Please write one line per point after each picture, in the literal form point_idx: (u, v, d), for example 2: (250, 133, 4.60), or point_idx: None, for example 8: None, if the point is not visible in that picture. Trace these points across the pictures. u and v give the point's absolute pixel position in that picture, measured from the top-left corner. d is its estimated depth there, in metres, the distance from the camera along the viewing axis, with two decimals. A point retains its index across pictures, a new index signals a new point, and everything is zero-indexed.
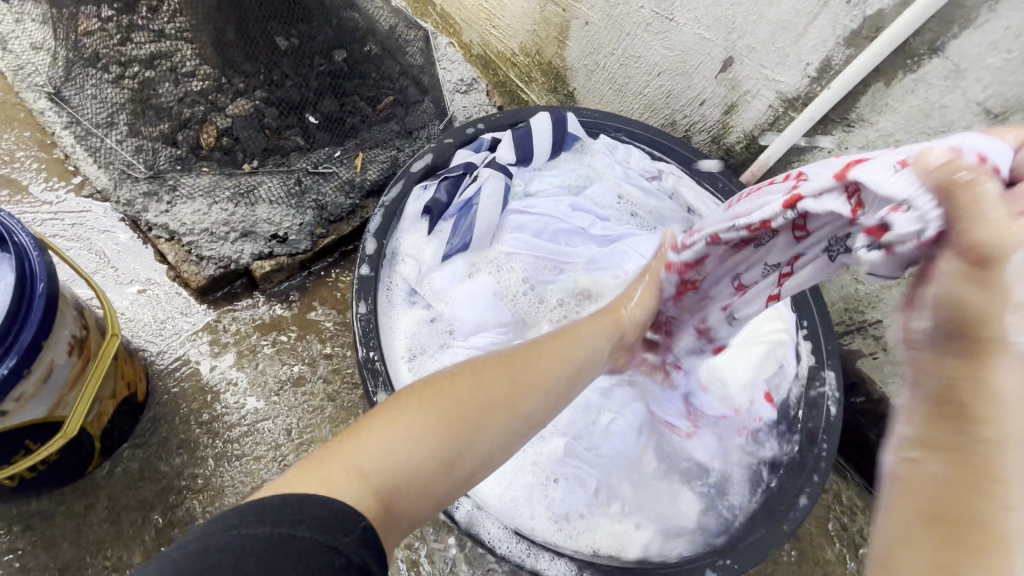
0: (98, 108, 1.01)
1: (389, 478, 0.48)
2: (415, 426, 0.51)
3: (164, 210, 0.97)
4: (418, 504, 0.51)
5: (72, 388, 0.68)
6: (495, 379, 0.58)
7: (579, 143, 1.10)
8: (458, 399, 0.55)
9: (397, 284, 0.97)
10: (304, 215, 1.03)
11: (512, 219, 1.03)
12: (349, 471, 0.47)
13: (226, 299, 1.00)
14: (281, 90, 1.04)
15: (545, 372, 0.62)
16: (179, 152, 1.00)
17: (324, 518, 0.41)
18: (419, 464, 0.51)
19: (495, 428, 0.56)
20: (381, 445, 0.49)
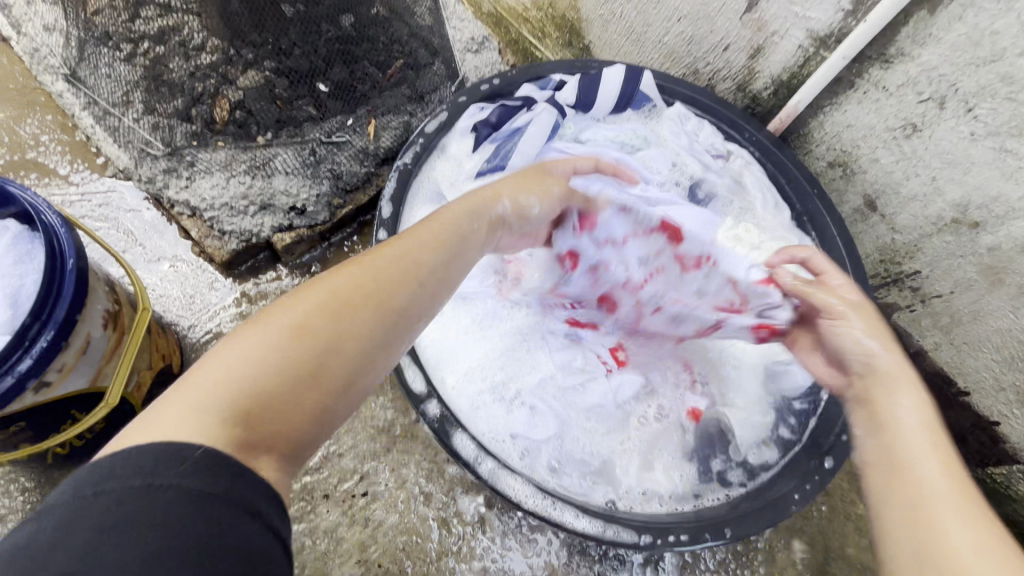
0: (113, 87, 1.01)
1: (243, 399, 0.43)
2: (242, 355, 0.45)
3: (185, 186, 0.98)
4: (295, 419, 0.45)
5: (110, 360, 0.71)
6: (320, 284, 0.50)
7: (651, 107, 1.06)
8: (310, 308, 0.48)
9: (425, 186, 0.97)
10: (321, 186, 1.02)
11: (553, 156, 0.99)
12: (172, 430, 0.40)
13: (250, 273, 1.02)
14: (290, 59, 1.01)
15: (381, 258, 0.54)
16: (194, 127, 1.00)
17: (185, 464, 0.39)
18: (272, 380, 0.44)
19: (357, 330, 0.49)
20: (217, 384, 0.43)
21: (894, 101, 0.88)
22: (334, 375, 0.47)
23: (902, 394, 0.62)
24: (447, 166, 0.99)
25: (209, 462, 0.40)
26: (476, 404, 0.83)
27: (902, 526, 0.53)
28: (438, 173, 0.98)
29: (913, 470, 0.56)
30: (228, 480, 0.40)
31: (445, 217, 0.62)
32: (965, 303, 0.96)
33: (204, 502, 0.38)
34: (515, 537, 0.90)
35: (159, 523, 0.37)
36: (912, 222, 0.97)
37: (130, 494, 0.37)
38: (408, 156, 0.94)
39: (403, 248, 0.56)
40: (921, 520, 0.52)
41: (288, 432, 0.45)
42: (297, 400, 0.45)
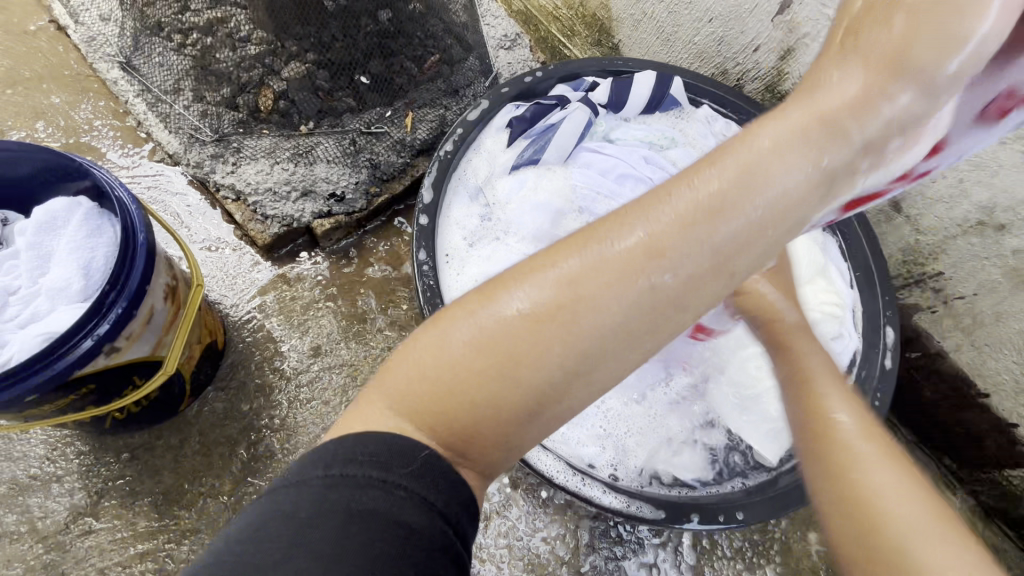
0: (165, 76, 1.06)
1: (429, 413, 0.44)
2: (427, 368, 0.44)
3: (230, 171, 1.03)
4: (494, 444, 0.45)
5: (169, 331, 0.75)
6: (555, 290, 0.43)
7: (679, 109, 1.08)
8: (498, 327, 0.43)
9: (467, 177, 0.99)
10: (359, 174, 1.07)
11: (583, 155, 1.03)
12: (388, 411, 0.45)
13: (290, 257, 1.06)
14: (331, 52, 1.02)
15: (579, 281, 0.43)
16: (240, 115, 1.05)
17: (382, 454, 0.41)
18: (459, 396, 0.43)
19: (546, 366, 0.43)
20: (443, 390, 0.44)
21: None
22: (513, 404, 0.43)
23: (840, 407, 0.60)
24: (482, 160, 1.00)
25: (427, 466, 0.42)
26: None
27: (822, 447, 0.57)
28: (473, 169, 1.00)
29: (850, 452, 0.55)
30: (410, 482, 0.41)
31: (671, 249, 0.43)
32: (988, 305, 0.97)
33: (389, 487, 0.40)
34: (540, 517, 0.94)
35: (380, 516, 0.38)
36: (937, 223, 0.98)
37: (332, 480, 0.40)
38: (448, 144, 0.95)
39: (640, 287, 0.43)
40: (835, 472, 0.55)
41: (477, 447, 0.45)
42: (485, 436, 0.44)
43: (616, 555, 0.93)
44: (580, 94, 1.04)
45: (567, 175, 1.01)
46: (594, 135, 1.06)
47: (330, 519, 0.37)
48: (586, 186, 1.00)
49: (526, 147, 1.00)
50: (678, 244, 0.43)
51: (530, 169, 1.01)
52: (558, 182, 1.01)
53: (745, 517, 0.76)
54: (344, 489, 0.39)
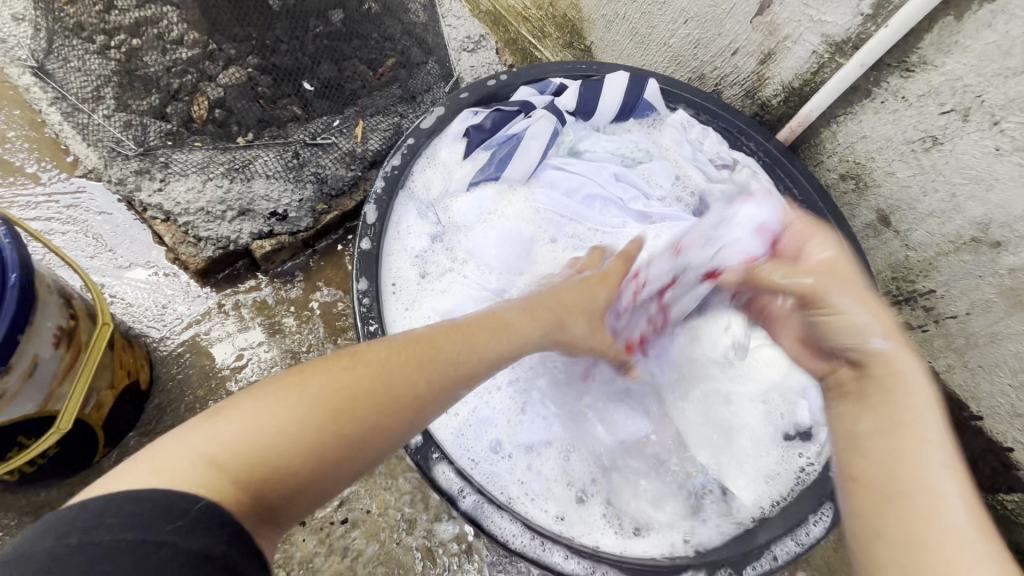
0: (84, 82, 0.95)
1: (249, 463, 0.42)
2: (263, 420, 0.43)
3: (157, 189, 0.92)
4: (295, 497, 0.44)
5: (63, 382, 0.64)
6: (393, 361, 0.51)
7: (653, 114, 0.99)
8: (344, 387, 0.47)
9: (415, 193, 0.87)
10: (304, 190, 0.96)
11: (548, 172, 0.92)
12: (195, 460, 0.41)
13: (229, 282, 0.96)
14: (274, 56, 0.98)
15: (419, 356, 0.53)
16: (169, 126, 0.94)
17: (150, 513, 0.36)
18: (292, 445, 0.43)
19: (380, 425, 0.48)
20: (293, 438, 0.43)
21: (914, 112, 0.83)
22: (349, 453, 0.46)
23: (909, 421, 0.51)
24: (436, 175, 0.90)
25: (200, 521, 0.37)
26: (458, 429, 0.76)
27: None
28: (424, 184, 0.89)
29: (918, 495, 0.45)
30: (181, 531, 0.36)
31: (466, 352, 0.57)
32: (982, 326, 0.90)
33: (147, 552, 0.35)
34: (505, 569, 0.85)
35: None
36: (928, 239, 0.92)
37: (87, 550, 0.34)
38: (394, 161, 0.84)
39: (442, 367, 0.54)
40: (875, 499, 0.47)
41: (288, 509, 0.44)
42: (299, 479, 0.44)
43: None
44: (546, 101, 0.93)
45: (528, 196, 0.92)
46: (560, 147, 0.95)
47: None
48: (550, 209, 0.91)
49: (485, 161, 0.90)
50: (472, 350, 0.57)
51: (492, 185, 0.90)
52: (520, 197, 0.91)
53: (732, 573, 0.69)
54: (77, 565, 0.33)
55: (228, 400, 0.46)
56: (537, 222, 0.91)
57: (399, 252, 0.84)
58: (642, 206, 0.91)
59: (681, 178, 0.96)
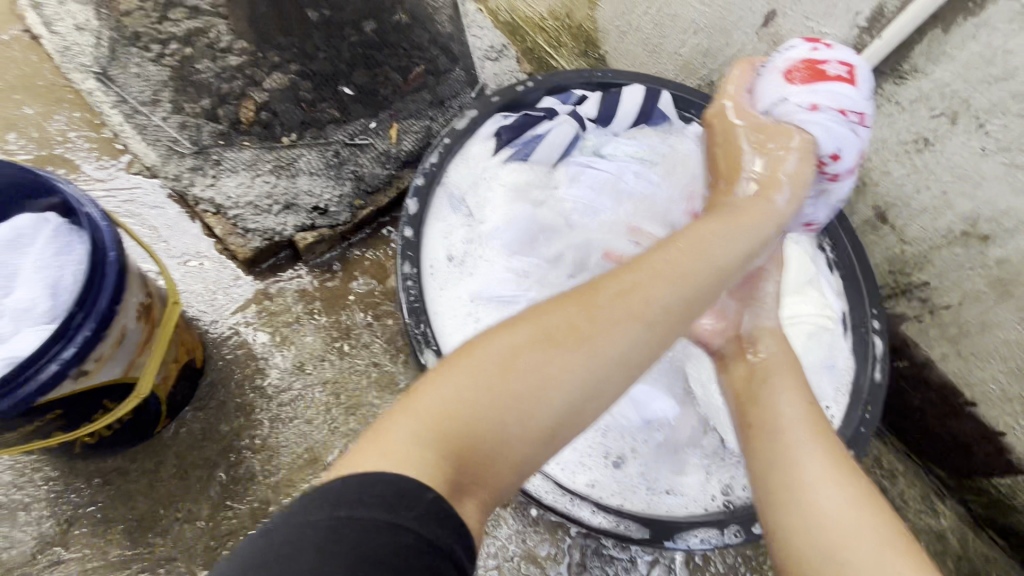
0: (143, 87, 1.04)
1: (452, 437, 0.47)
2: (449, 398, 0.48)
3: (210, 184, 1.01)
4: (497, 466, 0.48)
5: (142, 352, 0.72)
6: (572, 314, 0.53)
7: (669, 125, 1.02)
8: (517, 347, 0.50)
9: (450, 185, 0.93)
10: (343, 187, 1.05)
11: (575, 168, 0.99)
12: (409, 438, 0.46)
13: (272, 271, 1.03)
14: (314, 63, 1.05)
15: (600, 301, 0.54)
16: (221, 127, 1.03)
17: (386, 495, 0.41)
18: (481, 414, 0.48)
19: (566, 375, 0.50)
20: (468, 402, 0.48)
21: (907, 116, 0.90)
22: (541, 412, 0.49)
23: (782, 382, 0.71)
24: (465, 169, 0.94)
25: (429, 507, 0.41)
26: None
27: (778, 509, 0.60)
28: (458, 178, 0.94)
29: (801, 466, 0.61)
30: (418, 515, 0.40)
31: (634, 312, 0.54)
32: (973, 314, 0.97)
33: (387, 531, 0.39)
34: (530, 537, 0.91)
35: (394, 561, 0.38)
36: (922, 233, 0.98)
37: (338, 526, 0.39)
38: (433, 156, 0.90)
39: (622, 307, 0.54)
40: (782, 486, 0.61)
41: (492, 476, 0.48)
42: (511, 454, 0.48)
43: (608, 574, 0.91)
44: (569, 109, 1.00)
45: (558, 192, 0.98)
46: (583, 150, 1.01)
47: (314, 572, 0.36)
48: (578, 201, 0.98)
49: (510, 159, 0.97)
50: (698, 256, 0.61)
51: (518, 181, 0.97)
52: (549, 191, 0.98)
53: (738, 529, 0.76)
54: (342, 541, 0.38)
55: (420, 380, 0.51)
56: (563, 214, 0.98)
57: (437, 238, 0.90)
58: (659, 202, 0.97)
59: None
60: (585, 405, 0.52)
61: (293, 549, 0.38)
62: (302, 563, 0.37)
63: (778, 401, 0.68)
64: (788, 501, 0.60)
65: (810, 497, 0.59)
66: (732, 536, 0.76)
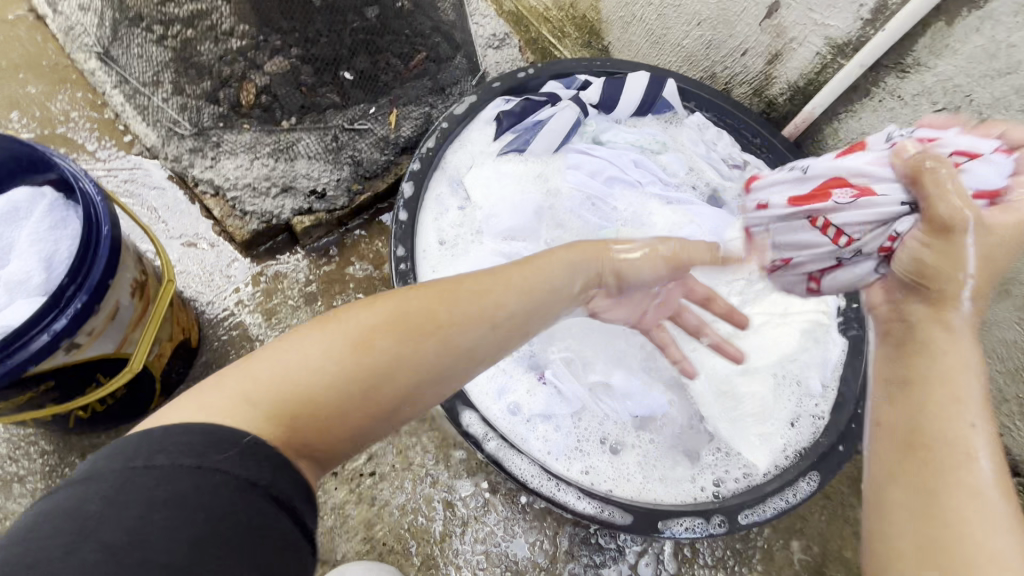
0: (143, 67, 1.01)
1: (285, 405, 0.45)
2: (283, 367, 0.46)
3: (209, 165, 1.02)
4: (330, 433, 0.47)
5: (136, 327, 0.72)
6: (414, 301, 0.52)
7: (670, 113, 1.02)
8: (363, 323, 0.49)
9: (446, 169, 0.93)
10: (341, 171, 1.06)
11: (574, 155, 0.96)
12: (234, 400, 0.44)
13: (269, 254, 1.04)
14: (315, 47, 0.97)
15: (451, 294, 0.53)
16: (220, 109, 1.01)
17: (200, 443, 0.40)
18: (321, 379, 0.46)
19: (415, 360, 0.50)
20: (326, 372, 0.46)
21: (909, 110, 0.89)
22: (382, 391, 0.49)
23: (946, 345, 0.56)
24: (463, 154, 0.94)
25: (250, 451, 0.41)
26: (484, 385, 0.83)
27: (909, 515, 0.48)
28: (455, 164, 0.94)
29: (962, 466, 0.49)
30: (270, 472, 0.41)
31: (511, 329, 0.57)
32: None
33: (198, 475, 0.38)
34: (519, 523, 0.92)
35: (203, 502, 0.37)
36: None
37: (178, 472, 0.38)
38: (430, 142, 0.91)
39: (477, 304, 0.54)
40: (922, 432, 0.52)
41: (322, 443, 0.47)
42: (347, 425, 0.47)
43: (595, 562, 0.91)
44: (571, 93, 0.99)
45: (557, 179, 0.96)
46: (583, 135, 1.00)
47: (100, 521, 0.35)
48: (577, 190, 0.95)
49: (509, 142, 0.95)
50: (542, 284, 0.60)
51: (515, 163, 0.95)
52: (546, 177, 0.97)
53: (722, 518, 0.77)
54: (145, 482, 0.37)
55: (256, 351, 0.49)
56: (562, 202, 0.95)
57: (432, 221, 0.90)
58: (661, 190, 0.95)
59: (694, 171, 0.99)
60: (416, 399, 0.51)
61: (78, 507, 0.35)
62: (88, 511, 0.35)
63: (969, 363, 0.54)
64: (900, 480, 0.51)
65: (944, 494, 0.47)
66: (716, 525, 0.77)
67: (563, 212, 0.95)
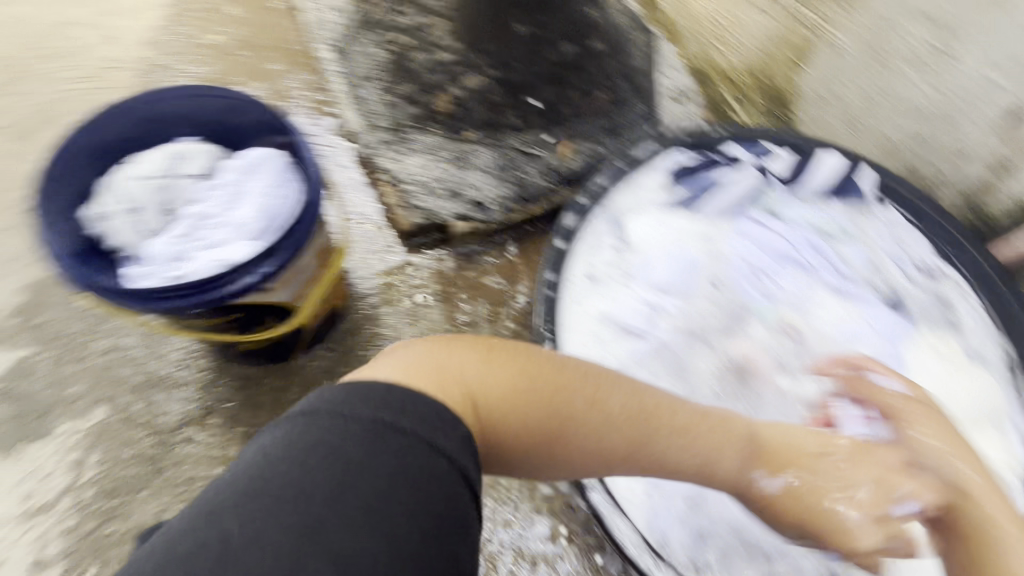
0: (366, 65, 1.19)
1: (488, 415, 0.50)
2: (508, 384, 0.52)
3: (395, 158, 1.12)
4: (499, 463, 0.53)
5: (311, 285, 0.82)
6: (604, 384, 0.57)
7: (860, 200, 0.90)
8: (563, 379, 0.55)
9: (610, 206, 0.91)
10: (505, 188, 1.10)
11: (746, 224, 0.93)
12: (462, 392, 0.48)
13: (421, 248, 1.11)
14: (511, 73, 1.16)
15: (636, 416, 0.57)
16: (418, 112, 1.14)
17: (419, 412, 0.43)
18: (512, 410, 0.51)
19: (586, 439, 0.55)
20: (505, 390, 0.51)
21: None
22: (550, 443, 0.54)
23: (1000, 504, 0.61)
24: (631, 196, 0.92)
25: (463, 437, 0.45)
26: None
27: None
28: (620, 203, 0.92)
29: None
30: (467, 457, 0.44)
31: (694, 457, 0.60)
32: None
33: (403, 449, 0.41)
34: None
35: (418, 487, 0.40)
36: None
37: (396, 444, 0.41)
38: (602, 178, 0.90)
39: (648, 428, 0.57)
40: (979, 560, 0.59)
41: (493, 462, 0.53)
42: (508, 448, 0.52)
43: None
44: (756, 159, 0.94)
45: (723, 244, 0.92)
46: (757, 204, 0.94)
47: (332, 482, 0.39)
48: (740, 260, 0.91)
49: (680, 197, 0.94)
50: (726, 435, 0.62)
51: (681, 218, 0.94)
52: (712, 239, 0.93)
53: None
54: (363, 443, 0.41)
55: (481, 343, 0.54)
56: (723, 268, 0.91)
57: (586, 253, 0.88)
58: (833, 282, 0.89)
59: (877, 267, 0.89)
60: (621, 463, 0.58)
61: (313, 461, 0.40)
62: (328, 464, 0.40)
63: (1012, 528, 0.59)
64: None
65: None
66: None
67: (720, 279, 0.91)
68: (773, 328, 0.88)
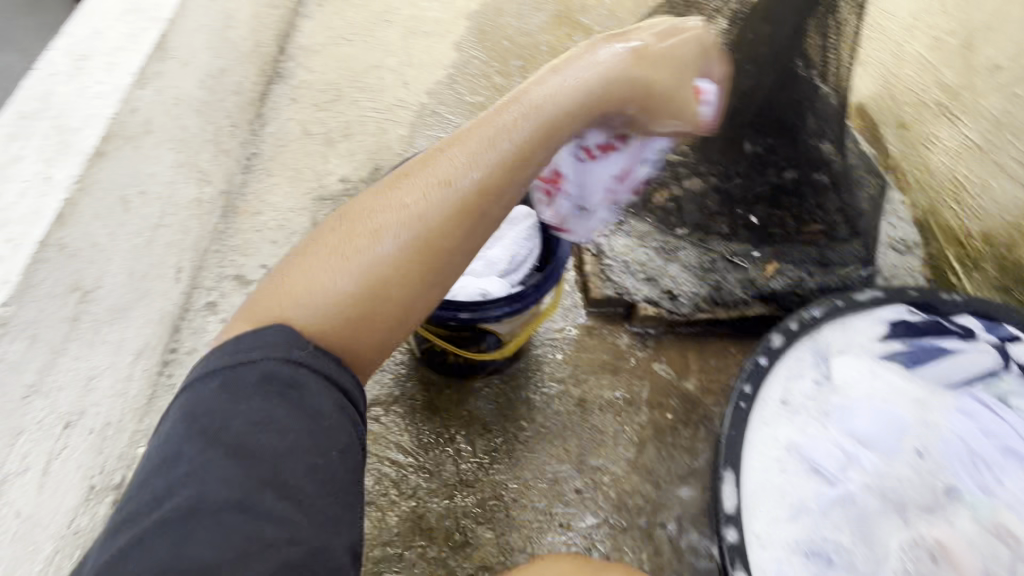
0: None
1: (356, 266, 0.61)
2: (370, 202, 0.63)
3: (605, 234, 1.24)
4: (378, 293, 0.61)
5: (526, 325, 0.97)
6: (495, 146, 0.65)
7: None
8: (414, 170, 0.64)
9: (821, 340, 0.93)
10: (702, 287, 1.17)
11: (969, 401, 0.88)
12: (339, 258, 0.60)
13: (604, 317, 1.19)
14: (730, 184, 1.20)
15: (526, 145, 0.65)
16: (635, 199, 1.25)
17: (280, 338, 0.55)
18: (371, 238, 0.61)
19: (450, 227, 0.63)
20: (369, 228, 0.62)
21: None
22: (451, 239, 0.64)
23: None
24: (845, 336, 0.93)
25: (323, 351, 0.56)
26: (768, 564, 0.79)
27: None
28: (831, 338, 0.93)
29: None
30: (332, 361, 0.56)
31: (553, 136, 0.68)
32: None
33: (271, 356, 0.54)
34: None
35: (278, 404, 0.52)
36: None
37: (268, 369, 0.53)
38: (817, 309, 0.93)
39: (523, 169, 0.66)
40: None
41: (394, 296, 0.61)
42: (399, 280, 0.61)
43: None
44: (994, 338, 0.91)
45: (940, 416, 0.87)
46: (987, 386, 0.89)
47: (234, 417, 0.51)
48: (955, 438, 0.85)
49: (897, 351, 0.92)
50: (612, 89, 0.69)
51: (895, 374, 0.90)
52: (927, 406, 0.87)
53: None
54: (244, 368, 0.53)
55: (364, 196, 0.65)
56: (935, 440, 0.86)
57: (787, 376, 0.90)
58: None
59: None
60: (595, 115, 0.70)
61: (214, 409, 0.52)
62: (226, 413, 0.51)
63: None
64: None
65: None
66: None
67: (929, 451, 0.85)
68: (984, 524, 0.80)
